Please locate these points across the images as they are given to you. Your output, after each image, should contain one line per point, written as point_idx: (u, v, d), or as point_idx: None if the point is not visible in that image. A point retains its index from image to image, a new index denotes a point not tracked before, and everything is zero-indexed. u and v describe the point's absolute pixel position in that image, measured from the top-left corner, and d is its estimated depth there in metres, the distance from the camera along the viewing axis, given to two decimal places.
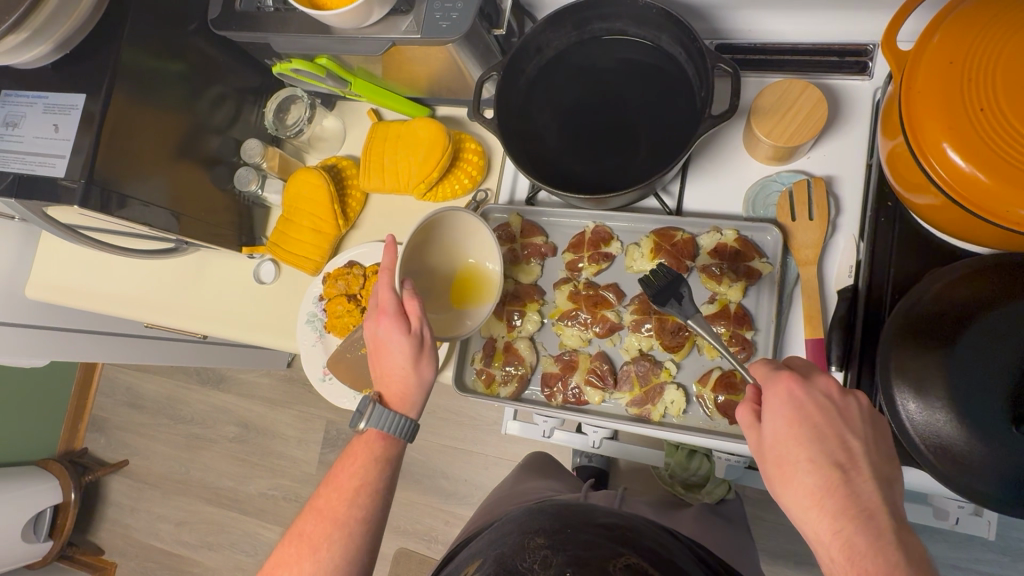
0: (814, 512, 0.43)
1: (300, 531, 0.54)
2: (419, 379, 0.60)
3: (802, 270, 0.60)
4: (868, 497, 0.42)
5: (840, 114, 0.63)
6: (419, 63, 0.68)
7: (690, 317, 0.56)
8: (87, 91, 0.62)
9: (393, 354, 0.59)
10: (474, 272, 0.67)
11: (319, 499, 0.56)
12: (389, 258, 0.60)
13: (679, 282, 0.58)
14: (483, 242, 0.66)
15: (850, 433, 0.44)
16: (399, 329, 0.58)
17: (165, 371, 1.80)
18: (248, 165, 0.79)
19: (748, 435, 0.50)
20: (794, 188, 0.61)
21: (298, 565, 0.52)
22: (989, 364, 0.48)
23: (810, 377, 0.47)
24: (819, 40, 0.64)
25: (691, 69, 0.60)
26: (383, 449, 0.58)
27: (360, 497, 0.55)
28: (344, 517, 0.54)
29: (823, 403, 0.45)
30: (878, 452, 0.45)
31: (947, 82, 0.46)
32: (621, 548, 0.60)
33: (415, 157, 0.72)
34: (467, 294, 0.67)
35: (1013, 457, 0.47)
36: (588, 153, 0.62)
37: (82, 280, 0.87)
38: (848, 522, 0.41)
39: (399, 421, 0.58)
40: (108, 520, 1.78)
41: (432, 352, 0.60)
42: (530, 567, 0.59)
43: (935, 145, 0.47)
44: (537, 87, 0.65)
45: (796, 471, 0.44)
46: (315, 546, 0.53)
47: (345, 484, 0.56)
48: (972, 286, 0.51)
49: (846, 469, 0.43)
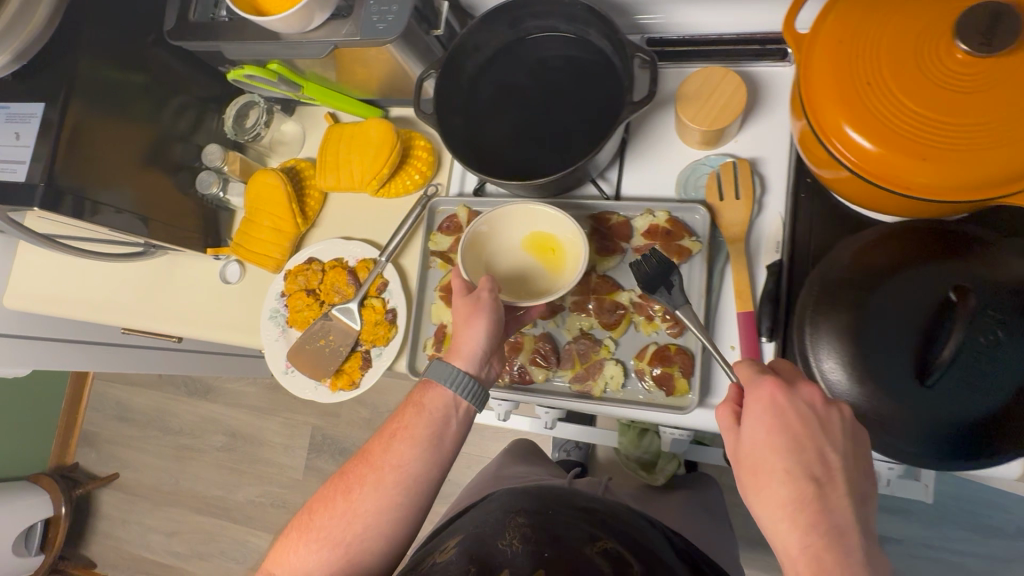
0: (785, 526, 0.45)
1: (347, 471, 0.60)
2: (467, 331, 0.59)
3: (730, 247, 0.64)
4: (839, 515, 0.45)
5: (760, 99, 0.67)
6: (366, 65, 0.71)
7: (680, 307, 0.58)
8: (46, 101, 0.66)
9: (455, 316, 0.62)
10: (553, 243, 0.67)
11: (367, 444, 0.61)
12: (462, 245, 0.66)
13: (671, 270, 0.59)
14: (545, 215, 0.66)
15: (831, 446, 0.47)
16: (459, 294, 0.62)
17: (153, 384, 1.83)
18: (210, 168, 0.82)
19: (724, 436, 0.52)
20: (721, 170, 0.65)
21: (334, 502, 0.58)
22: (898, 321, 0.51)
23: (796, 386, 0.49)
24: (741, 30, 0.68)
25: (616, 60, 0.64)
26: (423, 395, 0.60)
27: (396, 444, 0.58)
28: (380, 462, 0.58)
29: (805, 413, 0.47)
30: (855, 467, 0.47)
31: (841, 65, 0.50)
32: (598, 533, 0.63)
33: (367, 156, 0.75)
34: (554, 267, 0.66)
35: (917, 407, 0.50)
36: (528, 146, 0.66)
37: (57, 288, 0.90)
38: (818, 538, 0.44)
39: (446, 373, 0.59)
40: (100, 533, 1.80)
41: (483, 307, 0.60)
42: (510, 542, 0.60)
43: (836, 127, 0.50)
44: (476, 83, 0.68)
45: (771, 481, 0.47)
46: (350, 487, 0.58)
47: (388, 430, 0.60)
48: (882, 251, 0.54)
49: (822, 483, 0.46)
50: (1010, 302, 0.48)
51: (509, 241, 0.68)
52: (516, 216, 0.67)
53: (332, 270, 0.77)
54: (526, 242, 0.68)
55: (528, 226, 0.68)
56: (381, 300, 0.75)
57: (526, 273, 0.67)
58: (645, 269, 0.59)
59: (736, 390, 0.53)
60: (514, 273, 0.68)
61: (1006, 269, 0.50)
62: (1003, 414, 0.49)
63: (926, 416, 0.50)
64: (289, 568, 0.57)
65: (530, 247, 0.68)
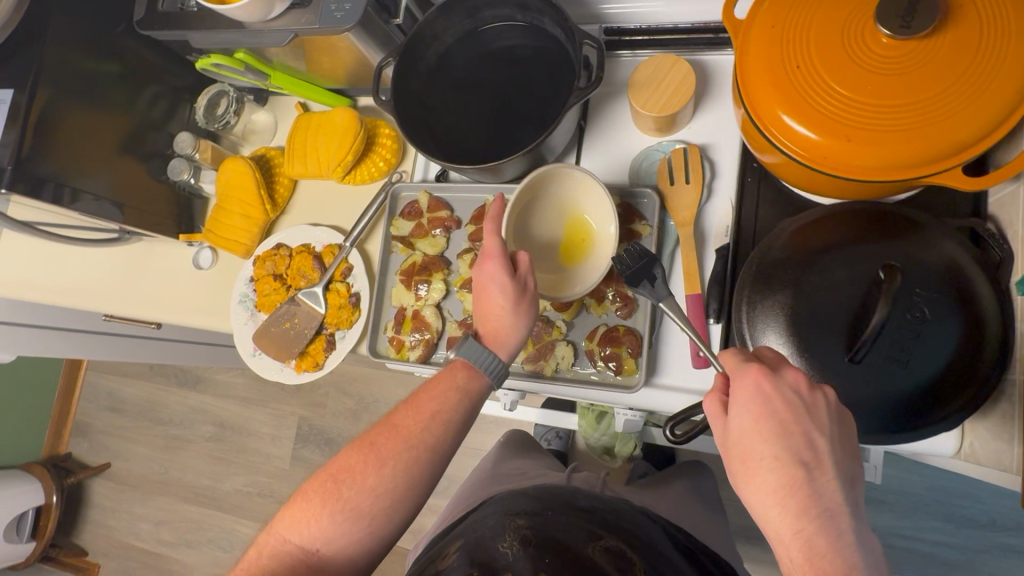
0: (775, 511, 0.45)
1: (373, 440, 0.57)
2: (516, 321, 0.60)
3: (680, 231, 0.65)
4: (829, 497, 0.44)
5: (712, 86, 0.68)
6: (329, 54, 0.73)
7: (662, 301, 0.57)
8: (15, 87, 0.68)
9: (494, 294, 0.60)
10: (588, 231, 0.67)
11: (396, 413, 0.58)
12: (495, 208, 0.63)
13: (653, 263, 0.58)
14: (597, 203, 0.65)
15: (818, 431, 0.46)
16: (504, 270, 0.60)
17: (145, 375, 1.85)
18: (181, 156, 0.83)
19: (713, 425, 0.52)
20: (672, 156, 0.66)
21: (362, 473, 0.55)
22: (835, 298, 0.52)
23: (780, 371, 0.48)
24: (696, 19, 0.69)
25: (570, 47, 0.66)
26: (469, 380, 0.59)
27: (435, 424, 0.57)
28: (415, 438, 0.56)
29: (790, 400, 0.46)
30: (842, 450, 0.46)
31: (773, 53, 0.51)
32: (600, 532, 0.61)
33: (332, 143, 0.76)
34: (576, 253, 0.67)
35: (844, 384, 0.52)
36: (485, 133, 0.68)
37: (38, 274, 0.92)
38: (810, 521, 0.43)
39: (490, 360, 0.60)
40: (92, 521, 1.82)
41: (532, 298, 0.61)
42: (510, 545, 0.58)
43: (772, 115, 0.51)
44: (435, 73, 0.70)
45: (759, 468, 0.46)
46: (382, 460, 0.55)
47: (424, 406, 0.57)
48: (826, 232, 0.55)
49: (810, 468, 0.45)
50: (933, 281, 0.50)
51: (557, 203, 0.68)
52: (574, 185, 0.65)
53: (299, 255, 0.79)
54: (568, 216, 0.68)
55: (580, 205, 0.67)
56: (345, 284, 0.77)
57: (550, 244, 0.68)
58: (627, 264, 0.58)
59: (722, 379, 0.53)
60: (540, 233, 0.68)
61: (936, 250, 0.52)
62: (931, 387, 0.50)
63: (854, 393, 0.51)
64: (305, 536, 0.54)
65: (568, 222, 0.68)
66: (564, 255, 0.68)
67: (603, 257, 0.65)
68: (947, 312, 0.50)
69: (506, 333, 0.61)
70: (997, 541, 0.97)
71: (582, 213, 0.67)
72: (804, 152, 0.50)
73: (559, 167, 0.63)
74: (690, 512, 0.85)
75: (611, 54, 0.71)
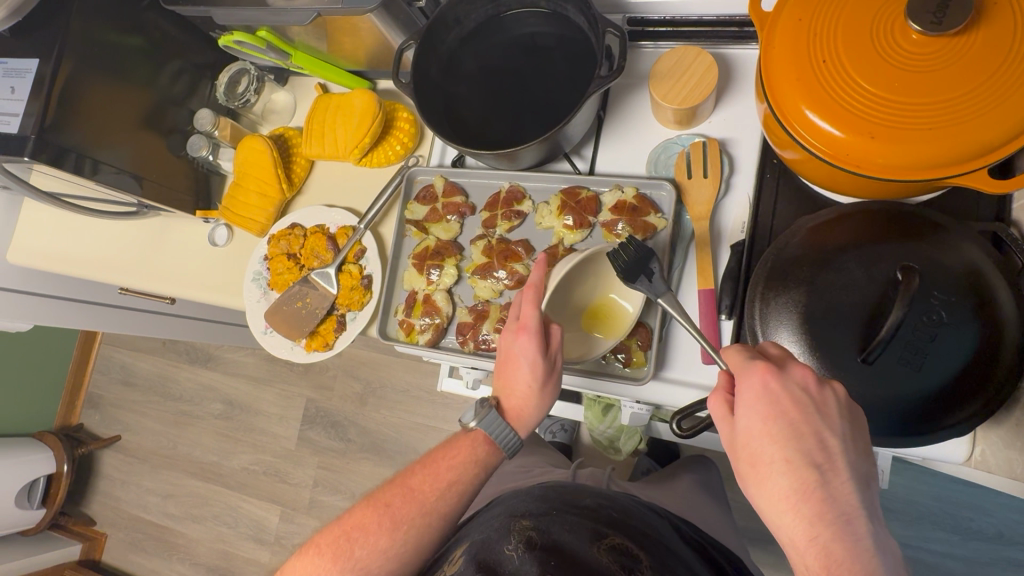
0: (789, 517, 0.45)
1: (388, 502, 0.58)
2: (539, 401, 0.61)
3: (696, 225, 0.65)
4: (845, 501, 0.44)
5: (734, 80, 0.68)
6: (351, 35, 0.73)
7: (660, 296, 0.57)
8: (41, 57, 0.68)
9: (523, 371, 0.60)
10: (614, 304, 0.65)
11: (412, 476, 0.60)
12: (538, 276, 0.60)
13: (649, 258, 0.57)
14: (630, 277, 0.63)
15: (829, 430, 0.46)
16: (537, 349, 0.59)
17: (157, 350, 1.88)
18: (201, 133, 0.84)
19: (719, 426, 0.52)
20: (690, 150, 0.65)
21: (375, 535, 0.56)
22: (853, 298, 0.51)
23: (786, 368, 0.48)
24: (723, 12, 0.68)
25: (592, 36, 0.65)
26: (489, 456, 0.61)
27: (450, 494, 0.59)
28: (430, 506, 0.58)
29: (798, 397, 0.46)
30: (854, 450, 0.46)
31: (799, 46, 0.50)
32: (605, 530, 0.61)
33: (350, 125, 0.76)
34: (597, 317, 0.65)
35: (855, 385, 0.51)
36: (504, 121, 0.68)
37: (59, 245, 0.93)
38: (825, 527, 0.43)
39: (508, 435, 0.61)
40: (101, 492, 1.86)
41: (558, 379, 0.61)
42: (515, 547, 0.58)
43: (796, 110, 0.51)
44: (455, 58, 0.70)
45: (771, 471, 0.46)
46: (396, 523, 0.57)
47: (442, 472, 0.59)
48: (845, 234, 0.54)
49: (824, 469, 0.44)
50: (953, 285, 0.50)
51: (598, 271, 0.64)
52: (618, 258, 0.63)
53: (313, 235, 0.79)
54: (599, 288, 0.65)
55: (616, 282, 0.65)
56: (358, 266, 0.77)
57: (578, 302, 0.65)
58: (623, 261, 0.57)
59: (727, 377, 0.52)
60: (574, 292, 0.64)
61: (958, 253, 0.51)
62: (944, 392, 0.50)
63: (865, 395, 0.51)
64: None
65: (595, 291, 0.66)
66: (586, 314, 0.66)
67: (620, 328, 0.64)
68: (964, 317, 0.49)
69: (528, 407, 0.62)
70: (1003, 555, 0.96)
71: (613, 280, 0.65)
72: (828, 149, 0.49)
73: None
74: (694, 508, 0.85)
75: (632, 45, 0.71)
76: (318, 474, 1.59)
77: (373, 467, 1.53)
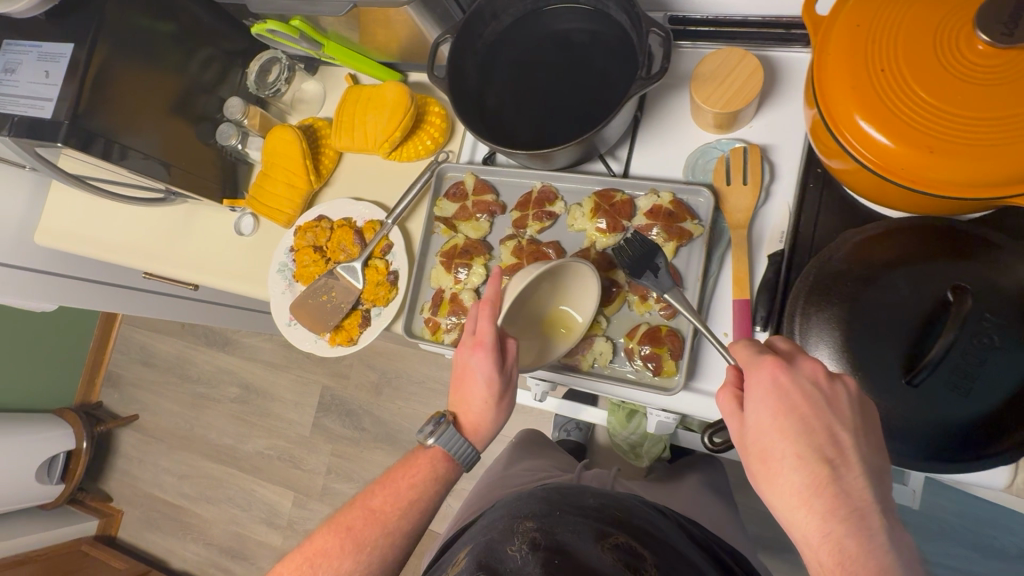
0: (802, 513, 0.44)
1: (349, 525, 0.58)
2: (493, 415, 0.63)
3: (732, 233, 0.63)
4: (858, 496, 0.43)
5: (779, 84, 0.65)
6: (385, 27, 0.72)
7: (666, 290, 0.58)
8: (76, 42, 0.68)
9: (478, 386, 0.61)
10: (567, 317, 0.66)
11: (372, 497, 0.60)
12: (493, 291, 0.62)
13: (656, 254, 0.60)
14: (586, 291, 0.64)
15: (840, 424, 0.45)
16: (494, 365, 0.60)
17: (176, 332, 1.89)
18: (230, 121, 0.84)
19: (729, 422, 0.51)
20: (730, 155, 0.64)
21: (338, 559, 0.56)
22: (895, 314, 0.50)
23: (795, 362, 0.48)
24: (767, 13, 0.66)
25: (634, 35, 0.64)
26: (449, 470, 0.63)
27: (412, 512, 0.60)
28: (391, 526, 0.59)
29: (808, 391, 0.46)
30: (869, 444, 0.46)
31: (856, 53, 0.48)
32: (608, 529, 0.60)
33: (382, 117, 0.75)
34: (551, 327, 0.66)
35: (898, 406, 0.49)
36: (536, 118, 0.66)
37: (86, 228, 0.94)
38: (838, 523, 0.43)
39: (465, 449, 0.62)
40: (118, 469, 1.88)
41: (512, 394, 0.63)
42: (518, 547, 0.57)
43: (848, 118, 0.49)
44: (491, 52, 0.69)
45: (782, 467, 0.45)
46: (359, 545, 0.57)
47: (403, 491, 0.60)
48: (883, 247, 0.52)
49: (836, 464, 0.44)
50: (1004, 305, 0.48)
51: (555, 285, 0.65)
52: (573, 274, 0.63)
53: (339, 229, 0.78)
54: (554, 300, 0.66)
55: (568, 296, 0.65)
56: (384, 261, 0.76)
57: (532, 312, 0.66)
58: (628, 257, 0.61)
59: (736, 373, 0.52)
60: (529, 303, 0.65)
61: (1012, 271, 0.49)
62: (990, 419, 0.48)
63: (911, 418, 0.49)
64: None
65: (550, 303, 0.66)
66: (540, 324, 0.66)
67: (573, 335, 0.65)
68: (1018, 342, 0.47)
69: (484, 420, 0.64)
70: None
71: (568, 294, 0.66)
72: (877, 160, 0.47)
73: (585, 265, 0.61)
74: (714, 515, 0.84)
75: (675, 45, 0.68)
76: (331, 461, 1.60)
77: (385, 456, 1.54)
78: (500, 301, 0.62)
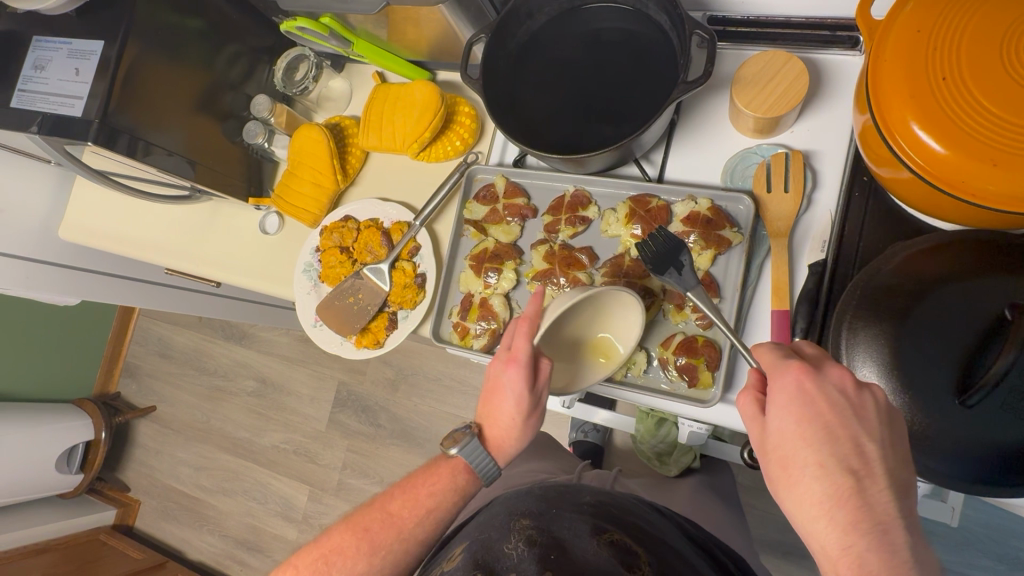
0: (821, 524, 0.43)
1: (366, 526, 0.58)
2: (521, 432, 0.62)
3: (773, 242, 0.61)
4: (882, 510, 0.42)
5: (822, 88, 0.63)
6: (417, 26, 0.71)
7: (689, 288, 0.56)
8: (106, 39, 0.67)
9: (507, 401, 0.60)
10: (604, 345, 0.64)
11: (390, 500, 0.60)
12: (533, 308, 0.60)
13: (680, 250, 0.58)
14: (627, 322, 0.62)
15: (866, 436, 0.44)
16: (525, 383, 0.58)
17: (193, 325, 1.90)
18: (256, 119, 0.82)
19: (748, 426, 0.50)
20: (771, 161, 0.62)
21: (353, 559, 0.56)
22: (945, 329, 0.48)
23: (823, 368, 0.46)
24: (811, 13, 0.64)
25: (674, 38, 0.62)
26: (468, 483, 0.62)
27: (427, 520, 0.59)
28: (407, 532, 0.58)
29: (835, 400, 0.44)
30: (894, 455, 0.44)
31: (914, 58, 0.46)
32: (605, 525, 0.58)
33: (410, 118, 0.74)
34: (589, 351, 0.65)
35: (946, 426, 0.48)
36: (569, 119, 0.65)
37: (110, 224, 0.94)
38: (859, 536, 0.41)
39: (488, 465, 0.61)
40: (136, 460, 1.90)
41: (541, 413, 0.62)
42: (515, 545, 0.56)
43: (902, 125, 0.47)
44: (526, 52, 0.67)
45: (802, 475, 0.44)
46: (374, 548, 0.57)
47: (421, 498, 0.59)
48: (928, 258, 0.51)
49: (860, 476, 0.43)
50: None
51: (594, 309, 0.63)
52: (616, 301, 0.62)
53: (366, 230, 0.77)
54: (593, 325, 0.64)
55: (610, 323, 0.64)
56: (412, 264, 0.75)
57: (572, 336, 0.64)
58: (651, 251, 0.58)
59: (760, 377, 0.51)
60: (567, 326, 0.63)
61: None
62: None
63: (959, 439, 0.48)
64: None
65: (590, 327, 0.65)
66: (578, 347, 0.65)
67: (609, 363, 0.63)
68: None
69: (511, 437, 0.62)
70: None
71: (609, 321, 0.64)
72: (931, 169, 0.46)
73: (625, 293, 0.59)
74: (739, 523, 0.82)
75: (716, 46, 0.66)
76: (347, 457, 1.60)
77: (402, 452, 1.54)
78: (539, 318, 0.60)
